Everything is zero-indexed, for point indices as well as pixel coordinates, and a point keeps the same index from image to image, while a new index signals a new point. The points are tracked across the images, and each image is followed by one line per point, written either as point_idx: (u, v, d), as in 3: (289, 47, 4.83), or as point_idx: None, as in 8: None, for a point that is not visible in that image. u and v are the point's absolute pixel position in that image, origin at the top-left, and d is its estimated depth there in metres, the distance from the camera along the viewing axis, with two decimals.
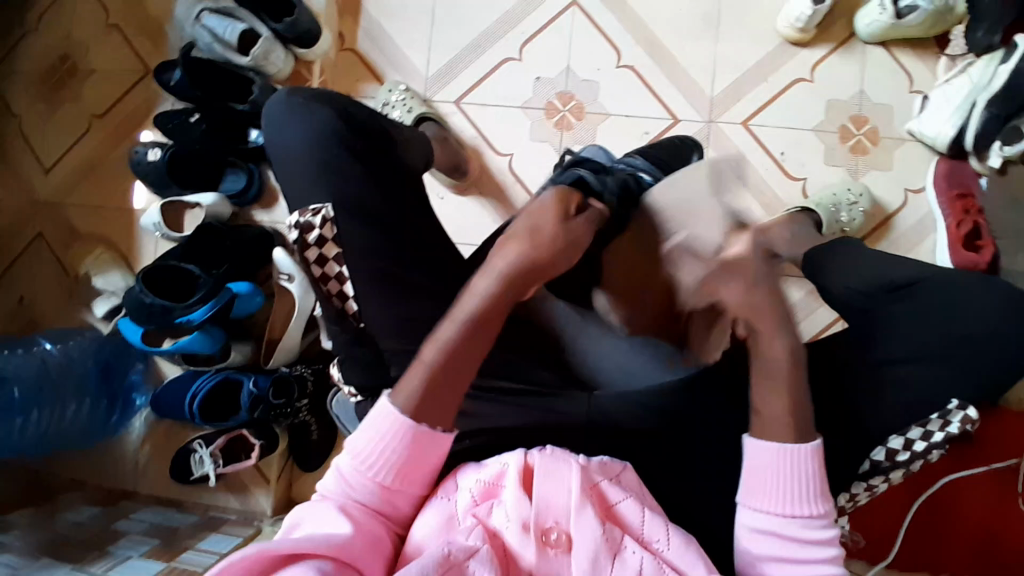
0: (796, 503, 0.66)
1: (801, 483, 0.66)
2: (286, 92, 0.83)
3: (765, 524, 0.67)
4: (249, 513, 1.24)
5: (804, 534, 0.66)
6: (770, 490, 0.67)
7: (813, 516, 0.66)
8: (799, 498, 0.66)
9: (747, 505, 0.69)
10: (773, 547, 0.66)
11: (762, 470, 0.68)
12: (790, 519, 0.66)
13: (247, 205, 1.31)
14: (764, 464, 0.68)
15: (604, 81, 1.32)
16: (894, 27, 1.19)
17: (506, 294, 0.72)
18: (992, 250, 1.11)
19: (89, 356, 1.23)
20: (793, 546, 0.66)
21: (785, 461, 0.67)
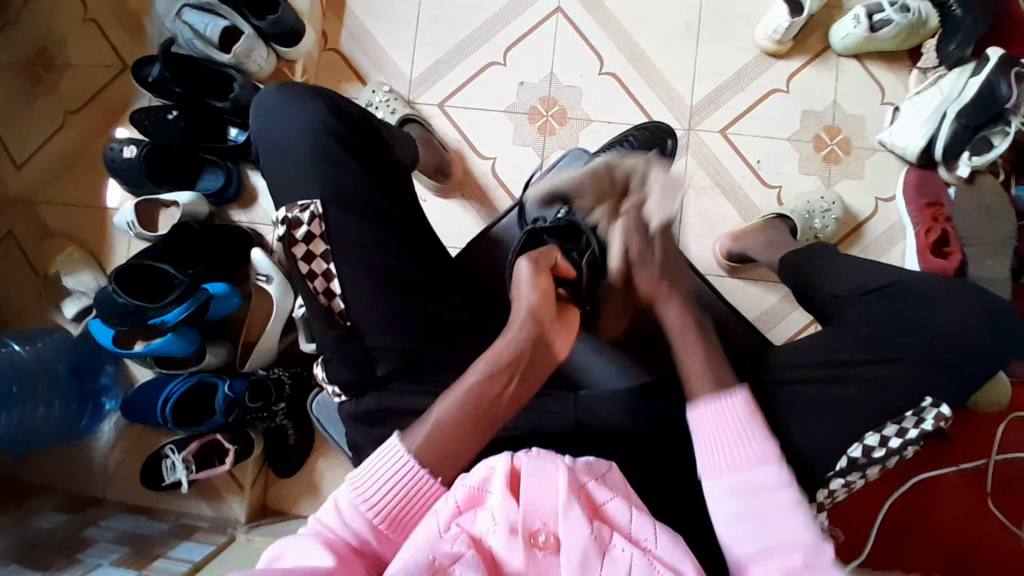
0: (744, 451, 0.68)
1: (740, 429, 0.70)
2: (277, 86, 0.86)
3: (721, 482, 0.68)
4: (222, 519, 1.22)
5: (754, 482, 0.67)
6: (721, 447, 0.69)
7: (764, 462, 0.68)
8: (742, 444, 0.69)
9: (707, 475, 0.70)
10: (731, 503, 0.67)
11: (710, 426, 0.70)
12: (740, 471, 0.68)
13: (225, 204, 1.28)
14: (706, 422, 0.71)
15: (588, 86, 1.33)
16: (869, 40, 1.23)
17: (526, 349, 0.74)
18: (959, 256, 1.16)
19: (61, 357, 1.19)
20: (747, 497, 0.67)
21: (722, 413, 0.71)
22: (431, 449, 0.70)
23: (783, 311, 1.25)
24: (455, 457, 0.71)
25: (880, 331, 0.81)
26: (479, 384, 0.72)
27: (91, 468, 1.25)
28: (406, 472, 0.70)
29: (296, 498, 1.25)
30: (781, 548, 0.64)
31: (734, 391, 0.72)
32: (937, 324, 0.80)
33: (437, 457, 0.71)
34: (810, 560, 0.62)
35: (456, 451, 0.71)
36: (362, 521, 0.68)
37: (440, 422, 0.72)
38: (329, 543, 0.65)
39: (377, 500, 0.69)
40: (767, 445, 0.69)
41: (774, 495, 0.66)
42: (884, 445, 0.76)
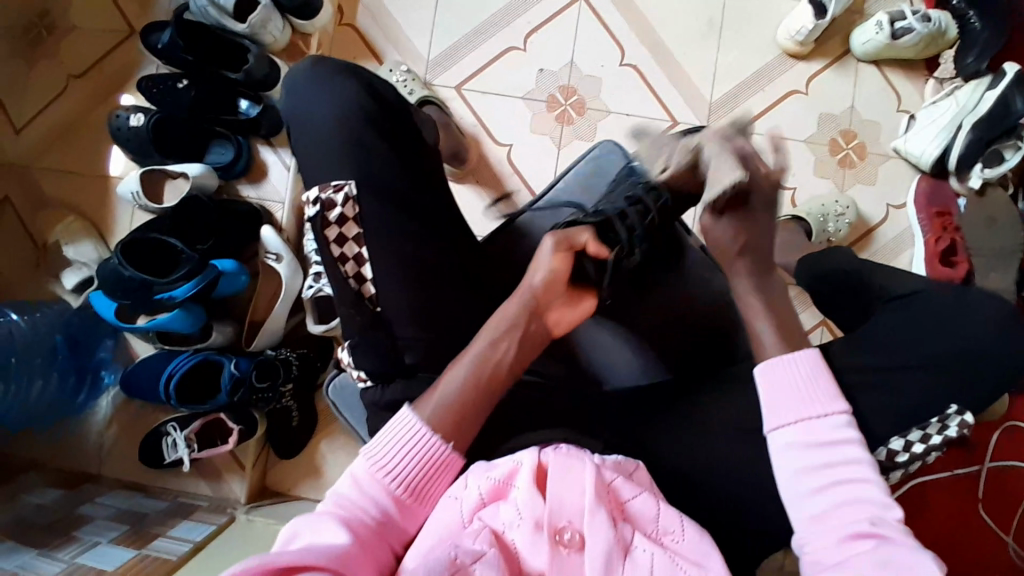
0: (807, 405, 0.66)
1: (809, 381, 0.68)
2: (313, 61, 0.88)
3: (790, 434, 0.66)
4: (222, 498, 1.20)
5: (821, 433, 0.65)
6: (783, 398, 0.67)
7: (826, 415, 0.66)
8: (811, 394, 0.67)
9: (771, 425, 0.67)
10: (800, 454, 0.65)
11: (771, 383, 0.69)
12: (810, 424, 0.66)
13: (233, 178, 1.25)
14: (775, 375, 0.69)
15: (607, 78, 1.32)
16: (889, 47, 1.24)
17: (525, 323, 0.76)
18: (967, 267, 1.17)
19: (56, 327, 1.15)
20: (819, 451, 0.64)
21: (779, 367, 0.69)
22: (442, 414, 0.71)
23: (792, 311, 1.26)
24: (465, 422, 0.71)
25: (901, 338, 0.82)
26: (485, 351, 0.74)
27: (86, 443, 1.22)
28: (422, 441, 0.70)
29: (297, 480, 1.23)
30: (846, 501, 0.62)
31: (802, 350, 0.70)
32: (961, 332, 0.80)
33: (450, 424, 0.71)
34: (874, 517, 0.60)
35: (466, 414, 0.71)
36: (382, 492, 0.68)
37: (448, 390, 0.72)
38: (347, 520, 0.65)
39: (397, 470, 0.69)
40: (837, 399, 0.66)
41: (844, 450, 0.64)
42: (908, 450, 0.79)
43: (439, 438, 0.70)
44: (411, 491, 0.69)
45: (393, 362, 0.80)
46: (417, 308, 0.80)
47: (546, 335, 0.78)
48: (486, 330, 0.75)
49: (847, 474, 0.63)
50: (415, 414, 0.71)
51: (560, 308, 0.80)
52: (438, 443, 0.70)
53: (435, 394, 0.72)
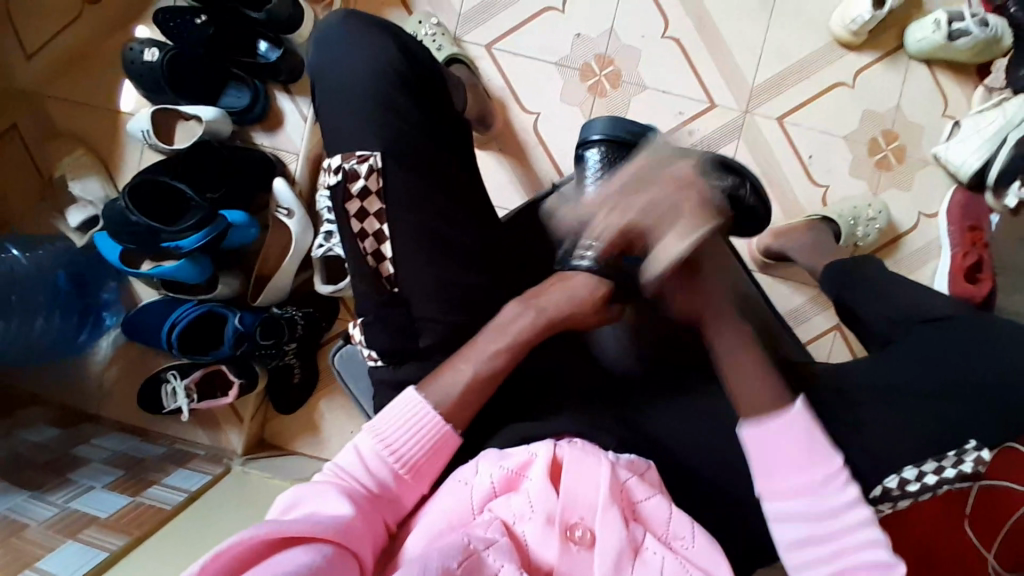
0: (802, 469, 0.65)
1: (809, 448, 0.65)
2: (343, 13, 0.83)
3: (787, 505, 0.65)
4: (219, 449, 1.20)
5: (819, 497, 0.64)
6: (781, 468, 0.65)
7: (824, 478, 0.65)
8: (807, 467, 0.65)
9: (765, 492, 0.66)
10: (799, 527, 0.64)
11: (763, 450, 0.66)
12: (811, 495, 0.65)
13: (248, 123, 1.20)
14: (770, 440, 0.66)
15: (646, 50, 1.26)
16: (944, 48, 1.17)
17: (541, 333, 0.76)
18: (990, 285, 1.12)
19: (59, 262, 1.14)
20: (818, 522, 0.64)
21: (782, 430, 0.66)
22: (455, 411, 0.72)
23: (807, 312, 1.24)
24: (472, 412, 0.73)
25: (927, 364, 0.80)
26: (489, 361, 0.74)
27: (86, 381, 1.22)
28: (427, 424, 0.71)
29: (295, 436, 1.23)
30: (853, 567, 0.63)
31: (794, 408, 0.66)
32: (992, 369, 0.78)
33: (461, 415, 0.72)
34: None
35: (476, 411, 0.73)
36: (383, 468, 0.69)
37: (466, 387, 0.73)
38: (348, 493, 0.65)
39: (400, 449, 0.70)
40: (835, 458, 0.65)
41: (844, 511, 0.64)
42: (920, 480, 0.76)
43: (451, 427, 0.72)
44: (412, 469, 0.70)
45: (407, 345, 0.78)
46: (435, 288, 0.78)
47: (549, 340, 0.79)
48: (500, 345, 0.74)
49: (846, 540, 0.64)
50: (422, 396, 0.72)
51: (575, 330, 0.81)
52: (450, 431, 0.72)
53: (454, 387, 0.72)
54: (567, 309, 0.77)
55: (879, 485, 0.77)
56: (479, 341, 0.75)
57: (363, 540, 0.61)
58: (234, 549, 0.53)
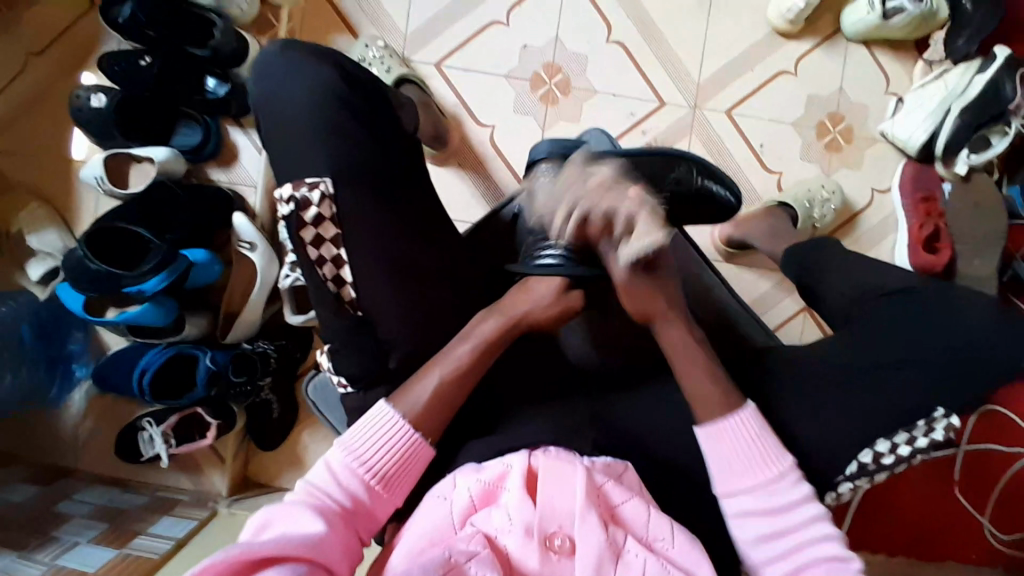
0: (755, 469, 0.71)
1: (758, 450, 0.71)
2: (280, 46, 0.83)
3: (745, 501, 0.71)
4: (203, 492, 1.18)
5: (772, 496, 0.70)
6: (738, 467, 0.71)
7: (776, 476, 0.71)
8: (761, 461, 0.71)
9: (725, 492, 0.72)
10: (755, 524, 0.70)
11: (721, 454, 0.72)
12: (759, 492, 0.70)
13: (202, 161, 1.20)
14: (721, 446, 0.72)
15: (593, 56, 1.28)
16: (880, 27, 1.20)
17: (509, 330, 0.77)
18: (949, 253, 1.15)
19: (21, 316, 1.11)
20: (771, 517, 0.70)
21: (725, 432, 0.72)
22: (425, 422, 0.72)
23: (777, 297, 1.26)
24: (445, 421, 0.73)
25: (887, 337, 0.82)
26: (464, 361, 0.74)
27: (60, 436, 1.20)
28: (399, 433, 0.71)
29: (280, 470, 1.22)
30: (811, 561, 0.67)
31: (744, 410, 0.73)
32: (953, 334, 0.80)
33: (433, 425, 0.73)
34: (836, 570, 0.66)
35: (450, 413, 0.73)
36: (354, 481, 0.69)
37: (431, 400, 0.72)
38: (321, 509, 0.65)
39: (371, 461, 0.70)
40: (786, 456, 0.71)
41: (798, 512, 0.70)
42: (894, 452, 0.77)
43: (422, 435, 0.72)
44: (383, 480, 0.70)
45: (376, 369, 0.79)
46: (398, 307, 0.78)
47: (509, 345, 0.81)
48: (474, 343, 0.75)
49: (806, 537, 0.69)
50: (393, 409, 0.72)
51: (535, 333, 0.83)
52: (422, 440, 0.72)
53: (427, 393, 0.72)
54: (531, 312, 0.79)
55: (855, 461, 0.78)
56: (451, 345, 0.75)
57: (336, 555, 0.62)
58: (208, 572, 0.54)
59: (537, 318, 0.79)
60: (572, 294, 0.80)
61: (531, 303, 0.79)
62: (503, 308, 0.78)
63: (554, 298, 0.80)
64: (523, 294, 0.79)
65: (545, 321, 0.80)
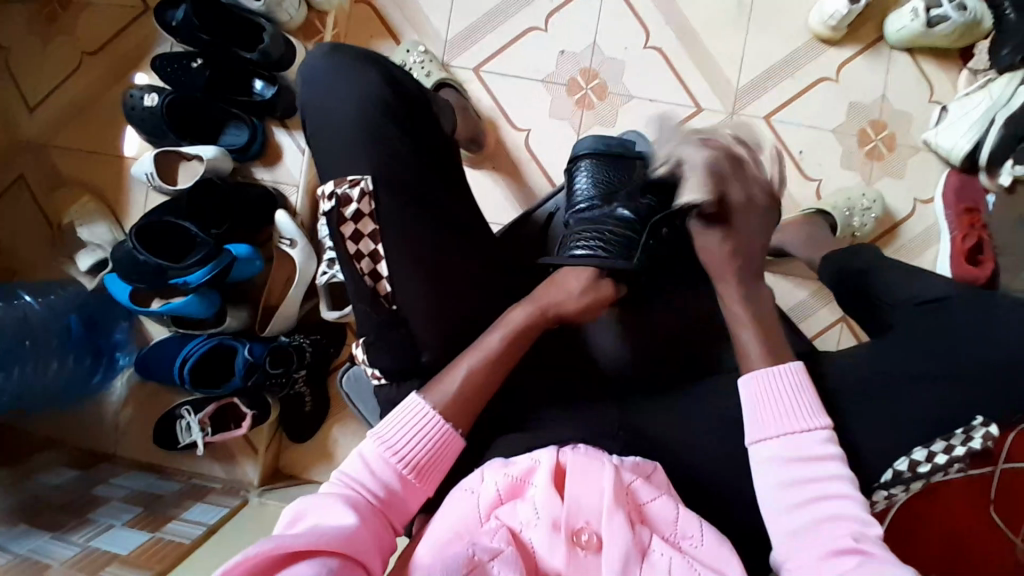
0: (792, 418, 0.70)
1: (795, 402, 0.70)
2: (327, 49, 0.85)
3: (773, 449, 0.69)
4: (235, 481, 1.21)
5: (803, 447, 0.68)
6: (775, 413, 0.70)
7: (811, 429, 0.69)
8: (795, 412, 0.70)
9: (755, 437, 0.71)
10: (778, 472, 0.68)
11: (762, 399, 0.71)
12: (792, 440, 0.69)
13: (247, 160, 1.24)
14: (757, 388, 0.72)
15: (630, 62, 1.28)
16: (924, 35, 1.19)
17: (540, 320, 0.78)
18: (993, 265, 1.13)
19: (71, 306, 1.17)
20: (799, 468, 0.68)
21: (773, 378, 0.72)
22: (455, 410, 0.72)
23: (812, 306, 1.24)
24: (474, 412, 0.74)
25: (928, 347, 0.80)
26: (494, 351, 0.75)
27: (102, 422, 1.24)
28: (429, 424, 0.72)
29: (309, 464, 1.25)
30: (828, 517, 0.65)
31: (787, 363, 0.73)
32: (999, 345, 0.78)
33: (465, 415, 0.73)
34: (856, 532, 0.63)
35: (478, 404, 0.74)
36: (387, 472, 0.70)
37: (463, 389, 0.73)
38: (353, 502, 0.66)
39: (404, 452, 0.71)
40: (820, 416, 0.69)
41: (824, 467, 0.67)
42: (930, 461, 0.76)
43: (450, 426, 0.72)
44: (416, 471, 0.70)
45: (411, 362, 0.80)
46: (434, 302, 0.79)
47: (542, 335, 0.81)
48: (503, 332, 0.76)
49: (827, 492, 0.66)
50: (424, 400, 0.73)
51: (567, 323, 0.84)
52: (450, 430, 0.72)
53: (455, 385, 0.73)
54: (561, 301, 0.79)
55: (890, 469, 0.77)
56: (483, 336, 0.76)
57: (368, 548, 0.63)
58: (243, 566, 0.55)
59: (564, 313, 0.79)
60: (603, 283, 0.82)
61: (561, 291, 0.80)
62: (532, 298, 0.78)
63: (586, 286, 0.81)
64: (553, 283, 0.81)
65: (577, 311, 0.80)
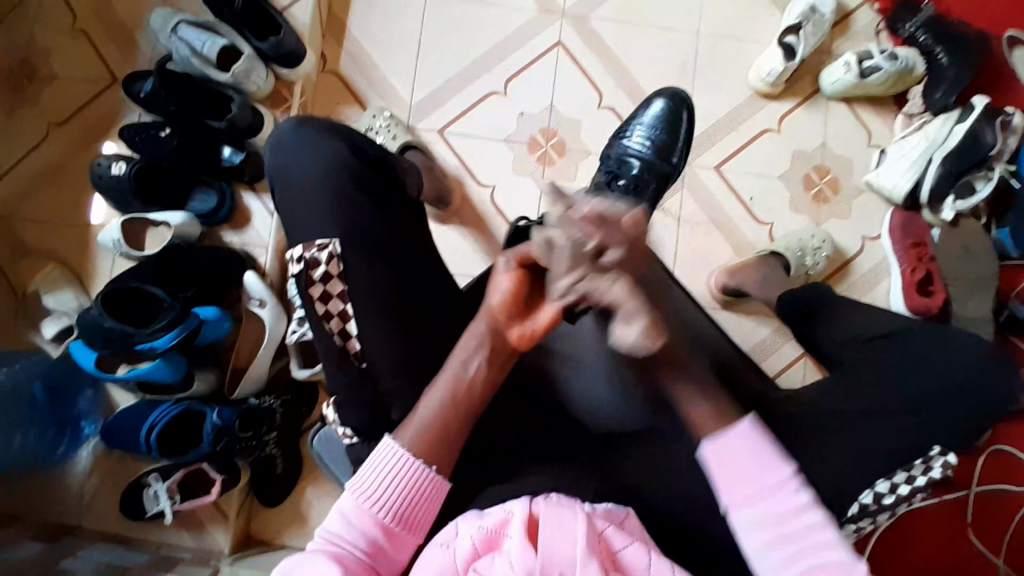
0: (762, 477, 0.67)
1: (758, 459, 0.67)
2: (295, 120, 0.90)
3: (751, 514, 0.67)
4: (205, 550, 1.17)
5: (776, 503, 0.66)
6: (744, 474, 0.67)
7: (781, 484, 0.67)
8: (762, 471, 0.67)
9: (731, 505, 0.68)
10: (760, 533, 0.66)
11: (725, 463, 0.68)
12: (767, 501, 0.66)
13: (217, 225, 1.26)
14: (725, 456, 0.68)
15: (586, 120, 1.35)
16: (858, 85, 1.28)
17: (488, 329, 0.73)
18: (943, 296, 1.19)
19: (34, 375, 1.16)
20: (782, 526, 0.66)
21: (731, 440, 0.68)
22: (426, 446, 0.71)
23: (774, 343, 1.27)
24: (450, 447, 0.72)
25: (880, 375, 0.84)
26: (458, 372, 0.73)
27: (65, 494, 1.20)
28: (404, 468, 0.70)
29: (282, 530, 1.22)
30: (816, 569, 0.64)
31: (740, 422, 0.69)
32: (940, 373, 0.82)
33: (434, 448, 0.71)
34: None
35: (448, 435, 0.71)
36: (369, 524, 0.69)
37: (427, 417, 0.72)
38: (339, 557, 0.66)
39: (382, 500, 0.70)
40: (787, 466, 0.67)
41: (804, 518, 0.66)
42: (894, 492, 0.80)
43: (425, 465, 0.71)
44: (398, 518, 0.70)
45: (379, 417, 0.80)
46: (401, 354, 0.81)
47: (507, 348, 0.73)
48: (460, 349, 0.73)
49: (808, 547, 0.65)
50: (396, 441, 0.72)
51: (513, 331, 0.73)
52: (427, 471, 0.71)
53: (421, 418, 0.72)
54: (499, 298, 0.73)
55: (856, 502, 0.79)
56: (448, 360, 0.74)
57: None
58: None
59: (499, 317, 0.73)
60: (503, 276, 0.73)
61: (493, 292, 0.73)
62: (483, 307, 0.74)
63: (508, 286, 0.72)
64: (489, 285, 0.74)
65: (506, 313, 0.73)
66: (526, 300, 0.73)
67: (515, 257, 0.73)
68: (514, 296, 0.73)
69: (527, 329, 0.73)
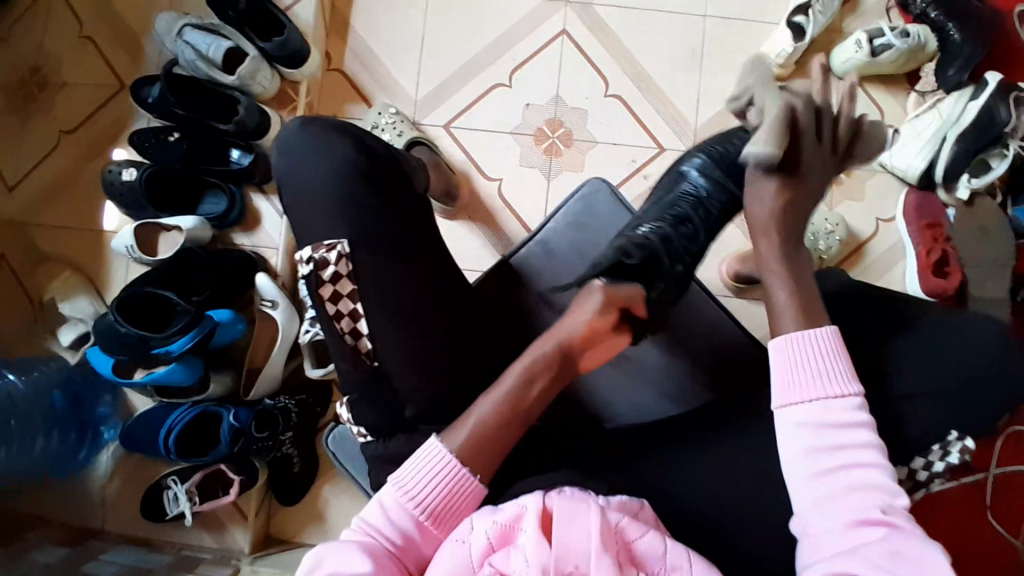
0: (823, 382, 0.68)
1: (823, 362, 0.69)
2: (302, 121, 0.89)
3: (804, 413, 0.67)
4: (226, 550, 1.19)
5: (834, 410, 0.67)
6: (803, 375, 0.69)
7: (841, 395, 0.67)
8: (821, 376, 0.68)
9: (784, 402, 0.69)
10: (809, 434, 0.66)
11: (790, 360, 0.70)
12: (823, 406, 0.67)
13: (227, 227, 1.26)
14: (790, 352, 0.70)
15: (593, 109, 1.34)
16: (869, 64, 1.26)
17: (558, 353, 0.80)
18: (959, 277, 1.17)
19: (55, 382, 1.16)
20: (829, 434, 0.66)
21: (800, 342, 0.71)
22: (473, 448, 0.72)
23: None
24: (492, 454, 0.73)
25: (898, 363, 0.83)
26: (515, 389, 0.76)
27: (89, 497, 1.22)
28: (445, 470, 0.71)
29: (302, 525, 1.24)
30: (854, 483, 0.64)
31: (818, 329, 0.71)
32: (958, 359, 0.81)
33: (480, 457, 0.73)
34: (884, 504, 0.62)
35: (498, 445, 0.73)
36: (407, 518, 0.69)
37: (481, 419, 0.74)
38: (370, 548, 0.66)
39: (421, 497, 0.70)
40: (852, 382, 0.68)
41: (854, 432, 0.66)
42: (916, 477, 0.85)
43: (469, 472, 0.72)
44: (434, 518, 0.70)
45: (394, 417, 0.80)
46: (415, 352, 0.81)
47: (574, 368, 0.82)
48: (519, 366, 0.78)
49: (855, 458, 0.65)
50: (444, 446, 0.73)
51: (588, 354, 0.82)
52: (468, 475, 0.72)
53: (468, 425, 0.74)
54: (580, 326, 0.81)
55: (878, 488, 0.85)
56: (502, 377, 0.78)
57: None
58: None
59: (571, 340, 0.80)
60: (590, 296, 0.82)
61: (569, 317, 0.82)
62: (556, 330, 0.81)
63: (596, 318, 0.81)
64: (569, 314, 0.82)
65: (583, 338, 0.81)
66: (613, 331, 0.83)
67: (609, 298, 0.81)
68: (602, 328, 0.82)
69: (602, 354, 0.83)
